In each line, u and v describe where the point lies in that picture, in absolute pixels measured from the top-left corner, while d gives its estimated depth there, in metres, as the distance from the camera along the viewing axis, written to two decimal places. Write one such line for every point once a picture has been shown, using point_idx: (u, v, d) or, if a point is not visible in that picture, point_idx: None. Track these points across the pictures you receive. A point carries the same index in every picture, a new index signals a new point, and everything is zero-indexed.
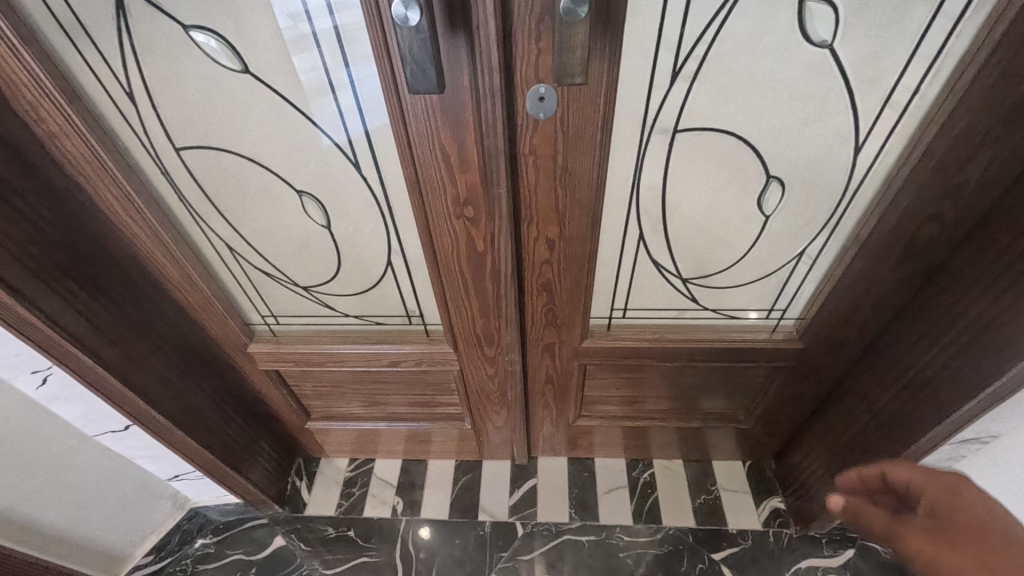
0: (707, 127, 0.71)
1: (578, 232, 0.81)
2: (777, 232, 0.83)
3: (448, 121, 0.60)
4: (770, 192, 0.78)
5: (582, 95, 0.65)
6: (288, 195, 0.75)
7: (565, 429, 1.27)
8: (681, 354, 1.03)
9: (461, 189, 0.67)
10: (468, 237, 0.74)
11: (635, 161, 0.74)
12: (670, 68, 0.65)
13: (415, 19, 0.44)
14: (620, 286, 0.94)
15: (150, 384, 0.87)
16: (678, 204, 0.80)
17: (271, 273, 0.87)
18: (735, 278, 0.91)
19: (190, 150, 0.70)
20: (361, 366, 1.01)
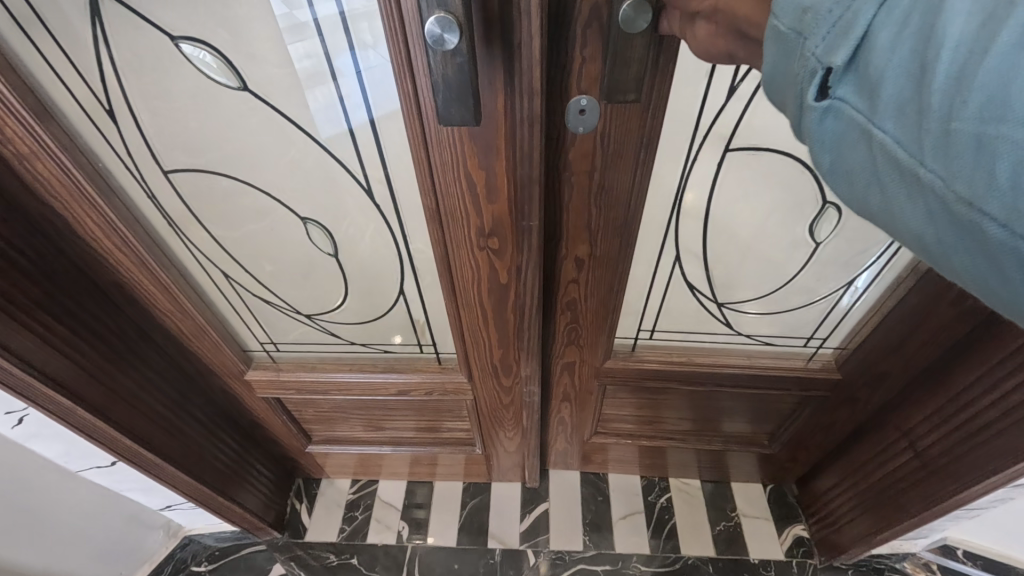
0: (760, 147, 0.67)
1: (610, 254, 0.75)
2: (822, 258, 0.81)
3: (478, 146, 0.52)
4: (825, 218, 0.75)
5: (626, 109, 0.60)
6: (291, 221, 0.68)
7: (580, 445, 1.21)
8: (710, 379, 0.98)
9: (487, 219, 0.60)
10: (490, 268, 0.67)
11: (680, 175, 0.70)
12: (727, 84, 0.61)
13: (454, 42, 0.36)
14: (650, 307, 0.89)
15: (136, 419, 0.80)
16: (723, 224, 0.76)
17: (270, 300, 0.80)
18: (773, 304, 0.88)
19: (181, 173, 0.62)
20: (367, 395, 0.95)
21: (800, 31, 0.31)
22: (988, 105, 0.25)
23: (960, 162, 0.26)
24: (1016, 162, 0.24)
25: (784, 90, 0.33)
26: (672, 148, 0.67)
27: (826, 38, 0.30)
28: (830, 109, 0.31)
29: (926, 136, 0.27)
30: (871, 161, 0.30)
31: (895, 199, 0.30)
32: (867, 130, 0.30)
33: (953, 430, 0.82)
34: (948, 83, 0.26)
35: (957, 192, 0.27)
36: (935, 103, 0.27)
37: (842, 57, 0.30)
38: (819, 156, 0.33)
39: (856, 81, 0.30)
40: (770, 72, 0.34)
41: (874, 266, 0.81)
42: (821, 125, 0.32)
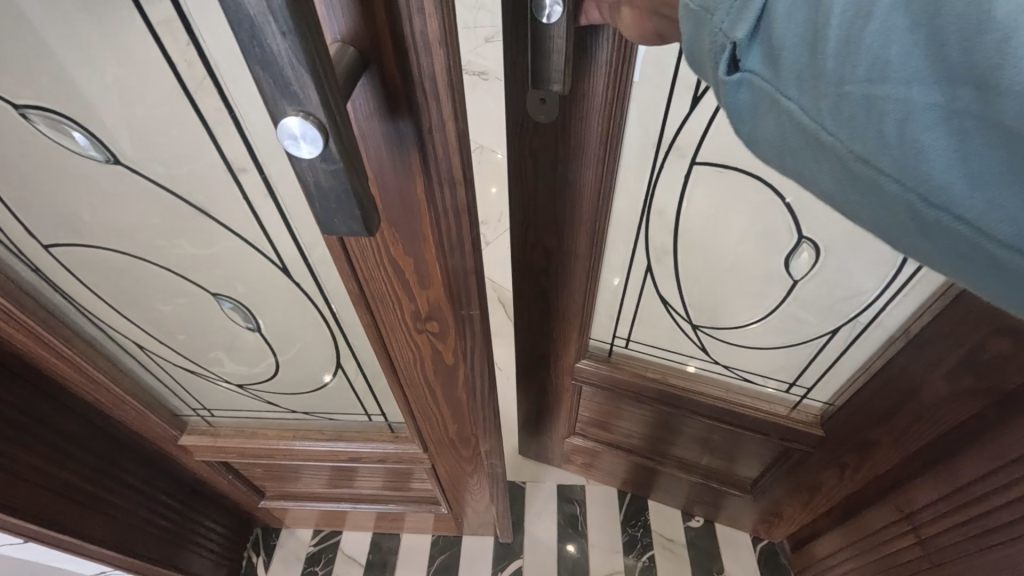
0: (728, 166, 0.69)
1: (575, 247, 0.81)
2: (803, 301, 0.80)
3: (402, 233, 0.43)
4: (800, 256, 0.74)
5: (583, 101, 0.63)
6: (206, 297, 0.61)
7: (559, 444, 1.25)
8: (684, 402, 1.01)
9: (422, 304, 0.51)
10: (433, 350, 0.58)
11: (647, 182, 0.73)
12: (690, 95, 0.62)
13: (312, 150, 0.27)
14: (625, 314, 0.94)
15: (48, 503, 0.71)
16: (694, 242, 0.79)
17: (196, 370, 0.72)
18: (746, 316, 0.86)
19: (63, 248, 0.55)
20: (317, 460, 0.86)
21: (705, 5, 0.28)
22: (874, 65, 0.22)
23: (858, 130, 0.23)
24: (905, 120, 0.22)
25: (700, 66, 0.30)
26: (636, 160, 0.71)
27: (729, 10, 0.27)
28: (740, 82, 0.27)
29: (822, 100, 0.24)
30: (779, 133, 0.27)
31: (804, 165, 0.27)
32: (774, 98, 0.26)
33: (963, 522, 0.75)
34: (839, 45, 0.23)
35: (855, 153, 0.24)
36: (829, 67, 0.24)
37: (744, 29, 0.26)
38: (738, 131, 0.29)
39: (762, 53, 0.26)
40: (681, 49, 0.30)
41: (863, 312, 0.76)
42: (734, 98, 0.28)
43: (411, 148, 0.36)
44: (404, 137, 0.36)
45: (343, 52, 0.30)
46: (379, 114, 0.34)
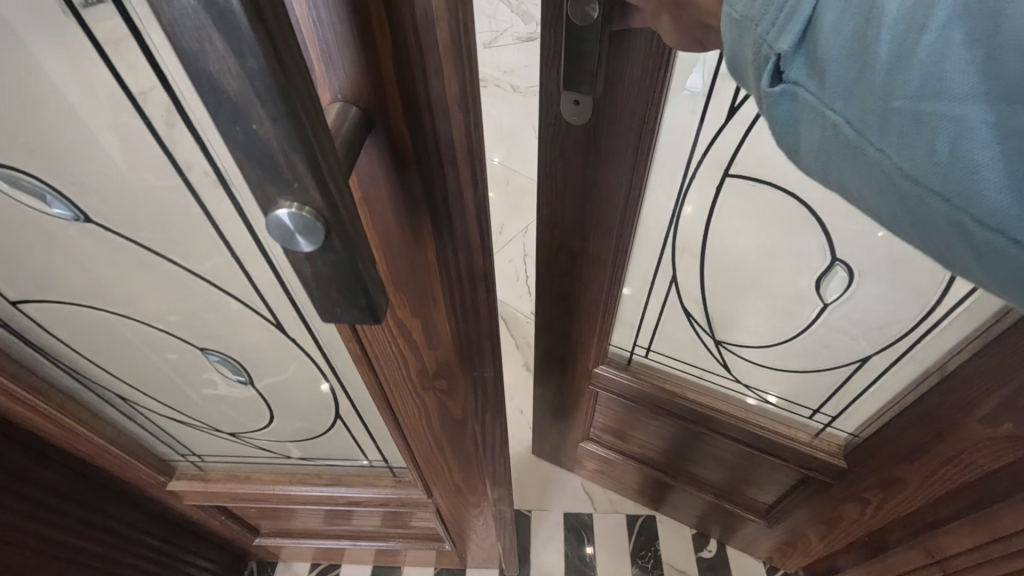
0: (760, 179, 0.72)
1: (598, 254, 0.83)
2: (832, 328, 0.82)
3: (410, 295, 0.39)
4: (834, 279, 0.76)
5: (618, 105, 0.65)
6: (191, 351, 0.57)
7: (569, 445, 1.31)
8: (700, 421, 1.04)
9: (429, 363, 0.46)
10: (440, 406, 0.53)
11: (676, 195, 0.77)
12: (726, 107, 0.65)
13: (303, 243, 0.22)
14: (646, 323, 0.98)
15: (26, 562, 0.65)
16: (718, 258, 0.83)
17: (185, 420, 0.68)
18: (770, 335, 0.89)
19: (31, 304, 0.50)
20: (315, 505, 0.82)
21: (750, 18, 0.31)
22: (927, 80, 0.24)
23: (910, 143, 0.25)
24: (956, 137, 0.23)
25: (745, 73, 0.33)
26: (666, 178, 0.75)
27: (775, 22, 0.30)
28: (785, 92, 0.30)
29: (869, 114, 0.27)
30: (824, 142, 0.29)
31: (854, 175, 0.29)
32: (818, 110, 0.29)
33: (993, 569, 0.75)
34: (890, 59, 0.25)
35: (903, 168, 0.26)
36: (879, 81, 0.26)
37: (789, 41, 0.29)
38: (781, 139, 0.33)
39: (810, 66, 0.29)
40: (729, 56, 0.34)
41: (896, 345, 0.78)
42: (779, 107, 0.31)
43: (420, 211, 0.32)
44: (412, 200, 0.31)
45: (346, 114, 0.26)
46: (385, 176, 0.30)
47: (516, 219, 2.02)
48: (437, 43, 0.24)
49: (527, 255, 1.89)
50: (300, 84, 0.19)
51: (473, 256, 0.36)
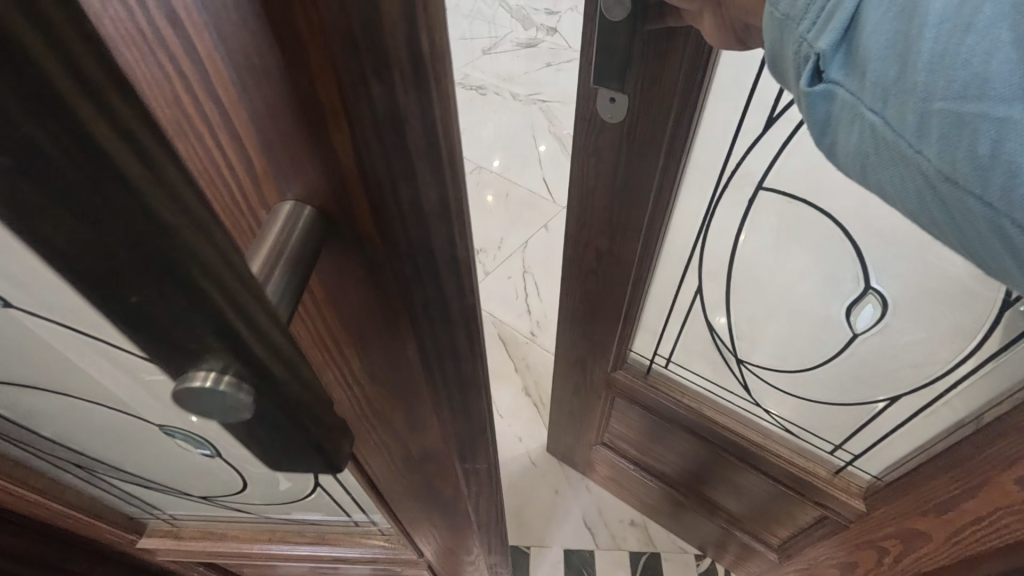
0: (794, 198, 0.75)
1: (624, 253, 0.87)
2: (860, 361, 0.85)
3: (390, 387, 0.33)
4: (868, 309, 0.78)
5: (652, 105, 0.68)
6: (149, 428, 0.47)
7: (584, 448, 1.34)
8: (715, 438, 1.08)
9: (416, 449, 0.41)
10: (432, 485, 0.47)
11: (704, 212, 0.81)
12: (763, 120, 0.68)
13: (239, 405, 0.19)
14: (668, 331, 1.03)
15: None
16: (744, 278, 0.87)
17: (151, 485, 0.62)
18: (794, 360, 0.92)
19: None
20: (300, 563, 0.76)
21: (795, 19, 0.41)
22: (961, 86, 0.33)
23: (951, 141, 0.34)
24: (996, 136, 0.32)
25: (788, 70, 0.43)
26: (697, 189, 0.79)
27: (815, 24, 0.39)
28: (827, 91, 0.40)
29: (909, 115, 0.36)
30: (863, 137, 0.39)
31: (895, 171, 0.38)
32: (857, 108, 0.39)
33: None
34: (931, 62, 0.34)
35: (941, 169, 0.35)
36: (919, 84, 0.35)
37: (829, 43, 0.39)
38: (820, 132, 0.42)
39: (851, 70, 0.39)
40: (773, 50, 0.43)
41: (925, 387, 0.80)
42: (821, 102, 0.41)
43: (398, 312, 0.26)
44: (388, 297, 0.26)
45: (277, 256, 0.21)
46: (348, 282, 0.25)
47: (516, 233, 1.99)
48: (399, 137, 0.18)
49: (526, 271, 1.85)
50: (124, 206, 0.14)
51: (462, 359, 0.30)
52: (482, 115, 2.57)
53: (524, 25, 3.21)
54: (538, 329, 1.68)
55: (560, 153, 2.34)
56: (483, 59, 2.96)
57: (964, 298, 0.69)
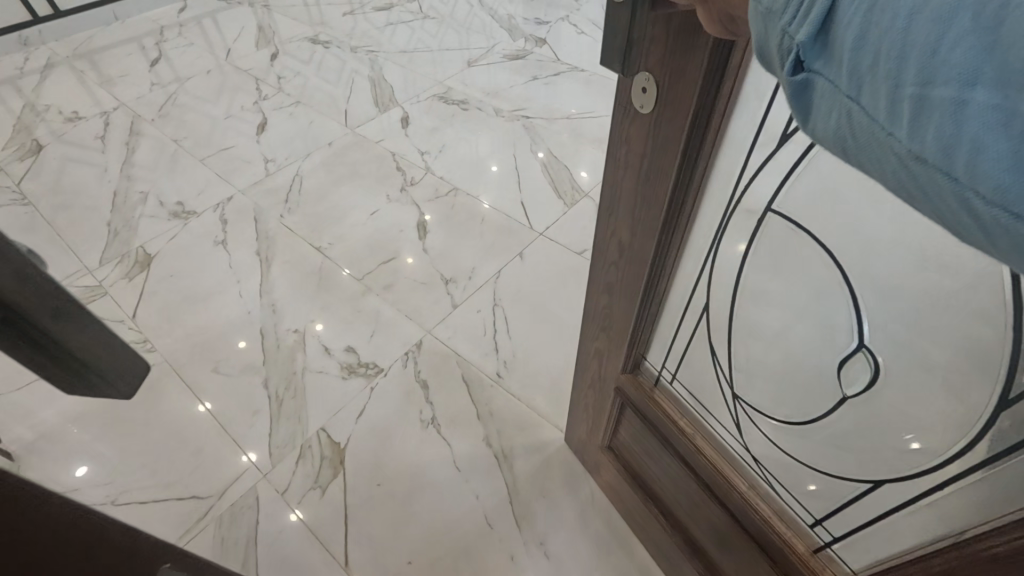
0: (798, 225, 0.63)
1: (642, 254, 0.82)
2: (851, 432, 0.70)
3: None
4: (857, 370, 0.64)
5: (674, 105, 0.61)
6: None
7: (592, 448, 1.30)
8: (702, 471, 0.97)
9: None
10: None
11: (717, 227, 0.74)
12: (778, 133, 0.59)
13: None
14: (677, 345, 0.94)
15: None
16: (746, 302, 0.76)
17: None
18: (785, 410, 0.78)
19: None
20: None
21: (773, 9, 0.31)
22: (930, 69, 0.25)
23: (925, 121, 0.25)
24: (961, 116, 0.23)
25: (772, 61, 0.34)
26: (713, 202, 0.72)
27: (795, 14, 0.30)
28: (806, 82, 0.31)
29: (881, 100, 0.27)
30: (841, 126, 0.30)
31: (876, 157, 0.29)
32: (836, 98, 0.30)
33: None
34: (903, 41, 0.26)
35: (913, 150, 0.26)
36: (891, 68, 0.27)
37: (808, 33, 0.30)
38: (806, 125, 0.33)
39: (829, 55, 0.30)
40: (759, 42, 0.34)
41: (920, 477, 0.63)
42: (802, 94, 0.32)
43: None
44: None
45: None
46: None
47: (490, 261, 1.89)
48: None
49: (497, 303, 1.75)
50: None
51: None
52: (463, 130, 2.47)
53: (513, 37, 3.11)
54: (505, 369, 1.59)
55: (540, 173, 2.23)
56: (469, 72, 2.87)
57: (962, 383, 0.54)
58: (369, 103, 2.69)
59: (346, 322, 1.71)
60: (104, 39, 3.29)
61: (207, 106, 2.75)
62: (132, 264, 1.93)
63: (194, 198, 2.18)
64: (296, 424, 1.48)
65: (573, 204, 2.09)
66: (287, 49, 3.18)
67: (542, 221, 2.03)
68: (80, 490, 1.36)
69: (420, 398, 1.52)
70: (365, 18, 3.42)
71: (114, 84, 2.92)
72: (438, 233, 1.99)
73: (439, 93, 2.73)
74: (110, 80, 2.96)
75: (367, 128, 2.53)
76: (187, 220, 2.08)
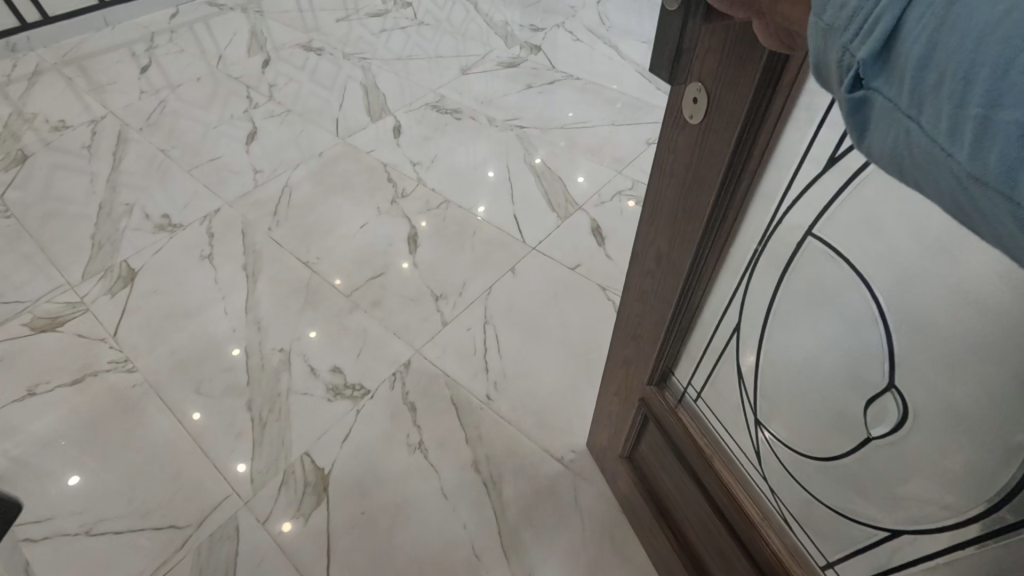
0: (839, 254, 0.56)
1: (677, 270, 0.77)
2: (877, 477, 0.61)
3: None
4: (889, 409, 0.56)
5: (723, 115, 0.56)
6: None
7: (613, 458, 1.27)
8: (715, 494, 0.89)
9: None
10: None
11: (754, 250, 0.68)
12: (825, 157, 0.53)
13: None
14: (705, 361, 0.87)
15: None
16: (776, 327, 0.69)
17: None
18: (806, 443, 0.70)
19: None
20: None
21: (835, 25, 0.29)
22: (999, 90, 0.23)
23: (987, 145, 0.23)
24: None
25: (829, 78, 0.32)
26: (755, 222, 0.66)
27: (857, 32, 0.28)
28: (864, 100, 0.29)
29: (943, 119, 0.25)
30: (898, 145, 0.28)
31: (933, 179, 0.27)
32: (894, 116, 0.28)
33: None
34: (971, 61, 0.24)
35: (970, 174, 0.24)
36: (956, 89, 0.25)
37: (870, 50, 0.28)
38: (862, 144, 0.31)
39: (891, 72, 0.28)
40: (816, 57, 0.32)
41: (940, 533, 0.56)
42: (860, 112, 0.30)
43: None
44: None
45: None
46: None
47: (480, 276, 1.85)
48: None
49: (488, 320, 1.72)
50: None
51: None
52: (455, 140, 2.43)
53: (507, 44, 3.08)
54: (495, 391, 1.55)
55: (533, 185, 2.19)
56: (464, 79, 2.83)
57: (1008, 436, 0.46)
58: (360, 111, 2.65)
59: (333, 340, 1.67)
60: (94, 45, 3.24)
61: (196, 115, 2.70)
62: (115, 279, 1.88)
63: (180, 210, 2.14)
64: (279, 448, 1.43)
65: (567, 216, 2.05)
66: (279, 55, 3.14)
67: (535, 235, 1.99)
68: (53, 519, 1.32)
69: (408, 421, 1.48)
70: (359, 24, 3.39)
71: (102, 92, 2.87)
72: (428, 247, 1.95)
73: (431, 102, 2.69)
74: (99, 86, 2.92)
75: (357, 137, 2.48)
76: (172, 234, 2.04)
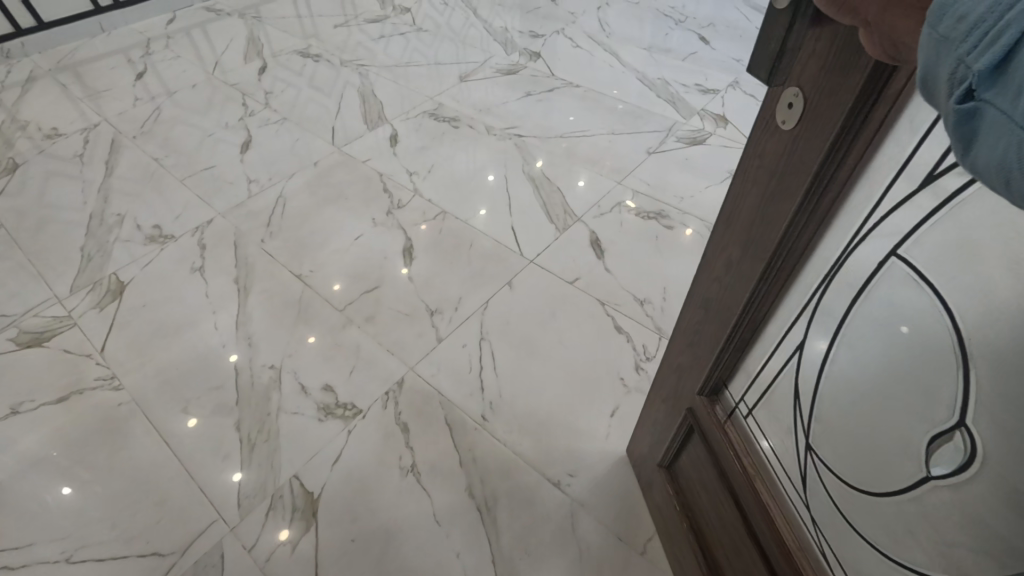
0: (926, 276, 0.50)
1: (748, 280, 0.73)
2: (928, 523, 0.54)
3: None
4: (954, 449, 0.49)
5: (818, 123, 0.53)
6: None
7: (653, 469, 1.24)
8: (754, 521, 0.84)
9: None
10: None
11: (827, 271, 0.62)
12: (923, 177, 0.48)
13: None
14: (760, 379, 0.81)
15: None
16: (841, 351, 0.62)
17: None
18: (853, 475, 0.63)
19: None
20: None
21: (952, 37, 0.28)
22: None
23: None
24: None
25: (939, 93, 0.30)
26: (834, 239, 0.60)
27: (977, 44, 0.26)
28: (973, 114, 0.27)
29: None
30: (1010, 160, 0.26)
31: None
32: (1007, 129, 0.25)
33: None
34: None
35: None
36: None
37: (988, 62, 0.26)
38: (971, 160, 0.29)
39: (1010, 84, 0.25)
40: (925, 70, 0.30)
41: None
42: (970, 126, 0.28)
43: None
44: None
45: None
46: None
47: (476, 292, 1.80)
48: None
49: (484, 338, 1.67)
50: None
51: None
52: (454, 149, 2.40)
53: (507, 51, 3.04)
54: (491, 412, 1.50)
55: (530, 195, 2.16)
56: (464, 87, 2.80)
57: None
58: (357, 119, 2.62)
59: (326, 358, 1.63)
60: (90, 50, 3.21)
61: (192, 122, 2.67)
62: (104, 293, 1.85)
63: (172, 221, 2.11)
64: (267, 472, 1.39)
65: (566, 228, 2.02)
66: (278, 61, 3.11)
67: (533, 250, 1.94)
68: (32, 546, 1.28)
69: (400, 442, 1.44)
70: (358, 30, 3.36)
71: (97, 98, 2.84)
72: (424, 260, 1.91)
73: (430, 110, 2.65)
74: (95, 92, 2.89)
75: (354, 146, 2.45)
76: (163, 246, 2.00)
